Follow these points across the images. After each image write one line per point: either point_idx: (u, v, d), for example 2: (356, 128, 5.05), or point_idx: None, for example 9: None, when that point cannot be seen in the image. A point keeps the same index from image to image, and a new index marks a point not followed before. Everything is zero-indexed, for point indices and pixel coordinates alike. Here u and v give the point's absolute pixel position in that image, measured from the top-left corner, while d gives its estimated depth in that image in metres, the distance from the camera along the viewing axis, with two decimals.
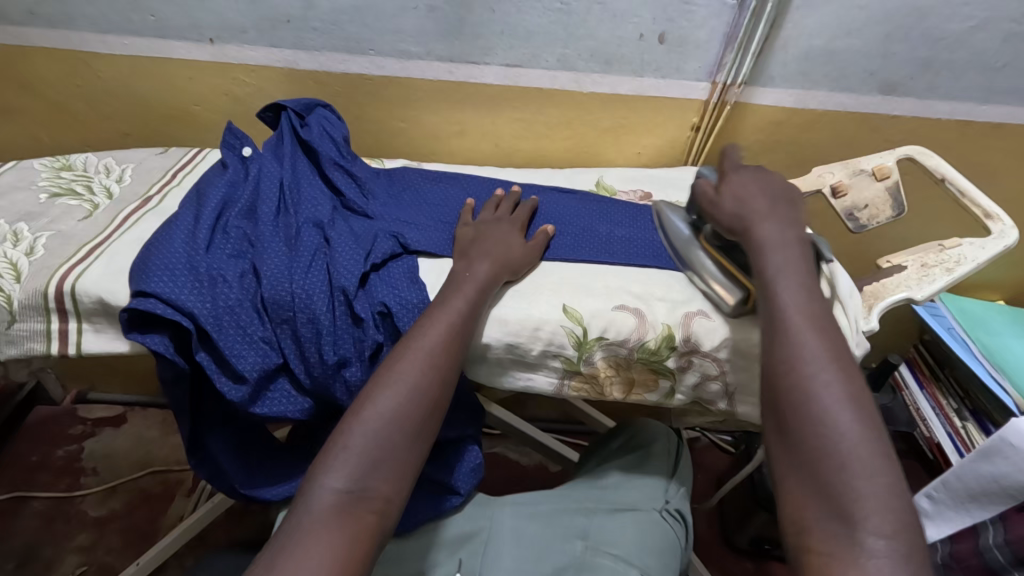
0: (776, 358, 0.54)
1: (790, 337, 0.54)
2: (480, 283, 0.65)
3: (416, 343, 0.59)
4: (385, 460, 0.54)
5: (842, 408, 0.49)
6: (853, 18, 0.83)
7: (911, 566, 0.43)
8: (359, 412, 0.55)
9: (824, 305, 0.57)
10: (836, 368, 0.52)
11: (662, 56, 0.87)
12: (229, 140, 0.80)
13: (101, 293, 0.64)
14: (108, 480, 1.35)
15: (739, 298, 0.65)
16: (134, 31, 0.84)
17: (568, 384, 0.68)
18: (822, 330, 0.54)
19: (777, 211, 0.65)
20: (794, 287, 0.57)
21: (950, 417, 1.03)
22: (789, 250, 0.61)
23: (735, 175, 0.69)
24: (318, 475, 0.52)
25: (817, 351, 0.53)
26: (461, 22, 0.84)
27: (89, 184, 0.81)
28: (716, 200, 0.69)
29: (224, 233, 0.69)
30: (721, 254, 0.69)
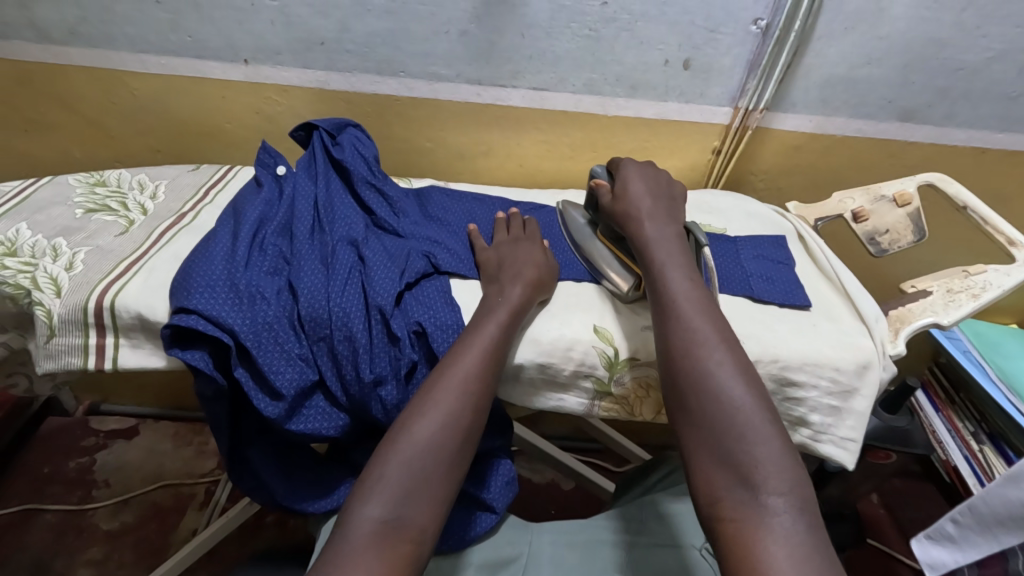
0: (668, 342, 0.58)
1: (679, 321, 0.58)
2: (513, 304, 0.66)
3: (454, 371, 0.59)
4: (421, 489, 0.53)
5: (736, 383, 0.53)
6: (876, 47, 0.84)
7: (806, 520, 0.46)
8: (394, 442, 0.55)
9: (708, 292, 0.62)
10: (724, 347, 0.56)
11: (686, 82, 0.89)
12: (264, 158, 0.82)
13: (140, 309, 0.65)
14: (120, 493, 1.34)
15: (631, 284, 0.71)
16: (171, 51, 0.86)
17: (599, 405, 0.69)
18: (709, 314, 0.59)
19: (656, 210, 0.71)
20: (681, 277, 0.62)
21: (967, 440, 1.02)
22: (671, 244, 0.66)
23: (623, 174, 0.74)
24: (357, 503, 0.52)
25: (705, 333, 0.57)
26: (491, 47, 0.86)
27: (123, 201, 0.82)
28: (614, 200, 0.73)
29: (260, 250, 0.70)
30: (615, 246, 0.75)
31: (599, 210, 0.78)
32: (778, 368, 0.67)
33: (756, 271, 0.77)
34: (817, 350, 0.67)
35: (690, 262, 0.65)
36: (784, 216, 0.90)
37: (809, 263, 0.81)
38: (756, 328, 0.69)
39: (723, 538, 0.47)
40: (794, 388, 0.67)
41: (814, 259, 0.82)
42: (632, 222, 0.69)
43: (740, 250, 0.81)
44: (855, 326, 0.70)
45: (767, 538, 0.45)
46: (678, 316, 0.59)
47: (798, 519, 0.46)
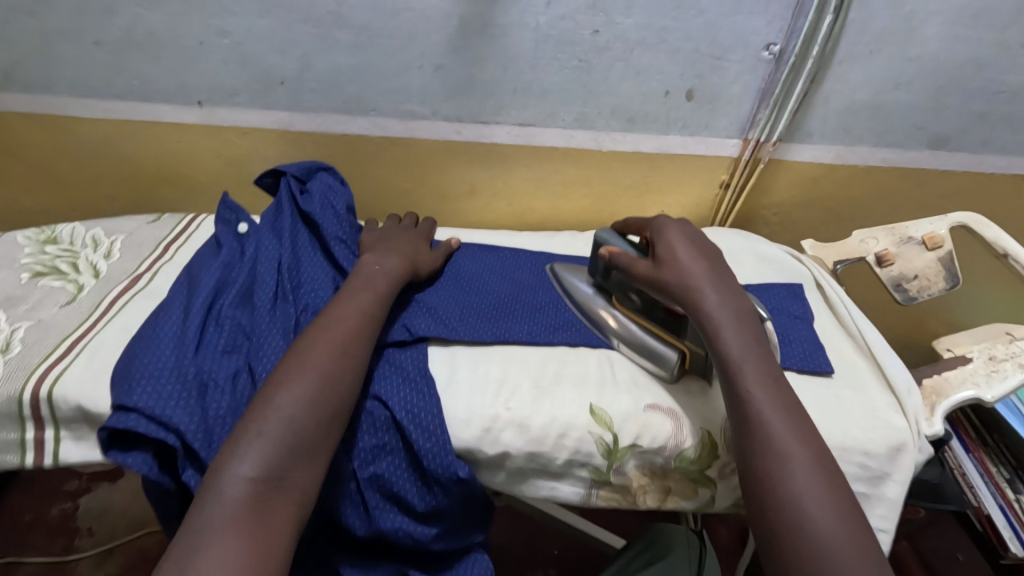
0: (757, 470, 0.48)
1: (770, 442, 0.49)
2: (390, 277, 0.67)
3: (327, 334, 0.57)
4: (295, 454, 0.50)
5: (836, 532, 0.44)
6: (903, 71, 0.76)
7: None
8: (263, 408, 0.52)
9: (795, 400, 0.52)
10: (821, 480, 0.47)
11: (690, 113, 0.81)
12: (224, 214, 0.75)
13: (80, 399, 0.58)
14: (106, 541, 1.20)
15: (675, 360, 0.63)
16: (118, 94, 0.81)
17: (597, 494, 0.61)
18: (806, 443, 0.49)
19: (716, 274, 0.59)
20: (760, 377, 0.52)
21: (1002, 487, 0.80)
22: (740, 324, 0.56)
23: (663, 235, 0.63)
24: (229, 463, 0.49)
25: (801, 460, 0.48)
26: (472, 81, 0.78)
27: (74, 261, 0.75)
28: (654, 266, 0.61)
29: (216, 325, 0.63)
30: (641, 316, 0.67)
31: (610, 272, 0.69)
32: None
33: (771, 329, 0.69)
34: (843, 431, 0.59)
35: (767, 354, 0.55)
36: (799, 259, 0.81)
37: (829, 315, 0.73)
38: None
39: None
40: None
41: (835, 314, 0.73)
42: (693, 294, 0.58)
43: None
44: (884, 398, 0.62)
45: None
46: (773, 441, 0.49)
47: None
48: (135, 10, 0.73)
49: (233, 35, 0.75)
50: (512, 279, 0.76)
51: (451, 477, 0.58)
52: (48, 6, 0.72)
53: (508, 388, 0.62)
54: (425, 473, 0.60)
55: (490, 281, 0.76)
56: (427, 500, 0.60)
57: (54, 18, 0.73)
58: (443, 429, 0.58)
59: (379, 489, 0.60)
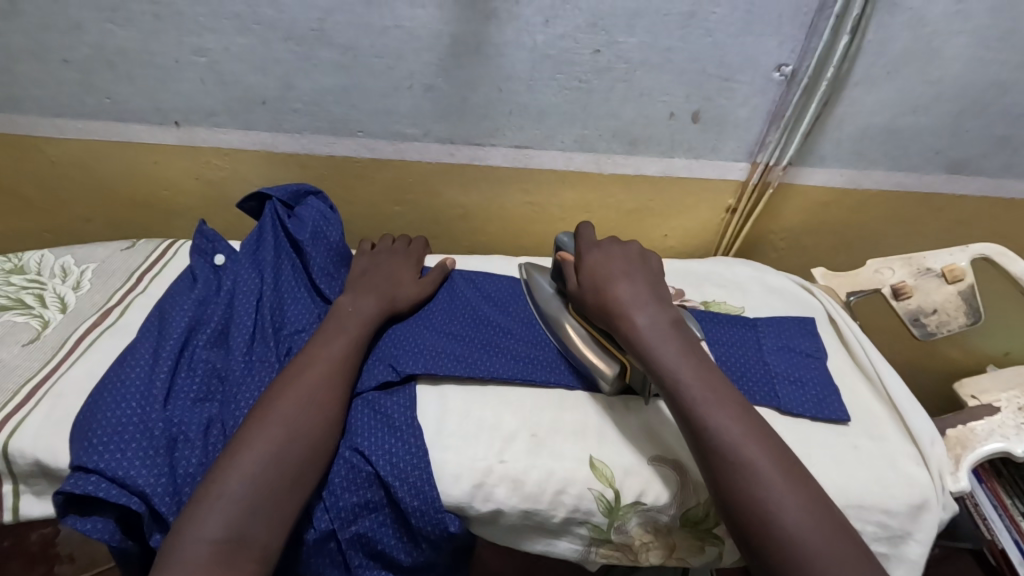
0: (722, 488, 0.46)
1: (728, 453, 0.47)
2: (367, 319, 0.64)
3: (300, 390, 0.55)
4: (258, 515, 0.48)
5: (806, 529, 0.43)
6: (919, 94, 0.72)
7: None
8: (222, 472, 0.49)
9: (739, 399, 0.50)
10: (785, 481, 0.45)
11: (695, 135, 0.77)
12: (200, 244, 0.70)
13: (40, 454, 0.54)
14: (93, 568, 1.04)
15: (615, 373, 0.60)
16: (90, 114, 0.76)
17: (596, 551, 0.57)
18: (759, 439, 0.48)
19: (640, 291, 0.58)
20: (701, 386, 0.50)
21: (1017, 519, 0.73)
22: (670, 338, 0.53)
23: (583, 256, 0.62)
24: (189, 527, 0.46)
25: (763, 464, 0.46)
26: (465, 102, 0.74)
27: (41, 293, 0.71)
28: (580, 288, 0.61)
29: (188, 369, 0.59)
30: (585, 322, 0.64)
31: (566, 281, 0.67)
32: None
33: (782, 371, 0.64)
34: (862, 486, 0.55)
35: (703, 360, 0.53)
36: (810, 290, 0.77)
37: (844, 355, 0.69)
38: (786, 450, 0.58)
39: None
40: None
41: (850, 353, 0.69)
42: (617, 317, 0.56)
43: (762, 340, 0.68)
44: (905, 448, 0.58)
45: None
46: (729, 452, 0.47)
47: None
48: (104, 27, 0.68)
49: (210, 53, 0.70)
50: (507, 310, 0.72)
51: (440, 532, 0.55)
52: (11, 23, 0.68)
53: (503, 438, 0.58)
54: (411, 530, 0.56)
55: (484, 313, 0.71)
56: (414, 555, 0.57)
57: (18, 35, 0.69)
58: (432, 485, 0.54)
59: (362, 547, 0.56)
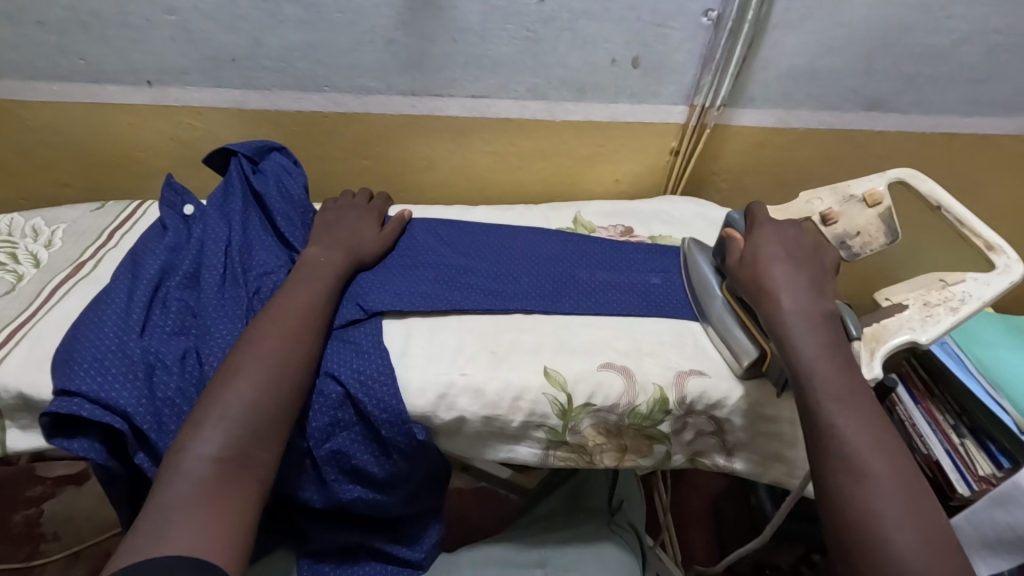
0: (832, 474, 0.50)
1: (850, 452, 0.50)
2: (336, 268, 0.67)
3: (282, 331, 0.58)
4: (259, 439, 0.52)
5: (905, 530, 0.46)
6: (837, 35, 0.78)
7: None
8: (219, 402, 0.53)
9: (876, 412, 0.52)
10: (903, 495, 0.48)
11: (638, 81, 0.82)
12: (169, 196, 0.73)
13: (22, 387, 0.57)
14: (71, 546, 1.14)
15: (753, 359, 0.61)
16: (62, 76, 0.79)
17: (553, 454, 0.62)
18: (879, 443, 0.50)
19: (802, 279, 0.61)
20: (839, 384, 0.53)
21: (947, 433, 0.89)
22: (816, 330, 0.56)
23: (760, 234, 0.65)
24: (190, 444, 0.50)
25: (884, 475, 0.48)
26: (422, 54, 0.78)
27: (13, 251, 0.73)
28: (742, 262, 0.64)
29: (163, 307, 0.62)
30: (740, 309, 0.64)
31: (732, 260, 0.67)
32: (725, 413, 0.62)
33: None
34: None
35: (844, 363, 0.55)
36: None
37: None
38: (718, 358, 0.65)
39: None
40: (765, 421, 0.62)
41: None
42: (766, 296, 0.60)
43: None
44: None
45: None
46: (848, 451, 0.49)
47: None
48: None
49: (180, 12, 0.73)
50: (465, 252, 0.76)
51: (409, 440, 0.59)
52: None
53: (464, 356, 0.63)
54: (381, 442, 0.60)
55: (443, 254, 0.75)
56: (385, 467, 0.61)
57: None
58: (398, 400, 0.58)
59: (338, 464, 0.61)
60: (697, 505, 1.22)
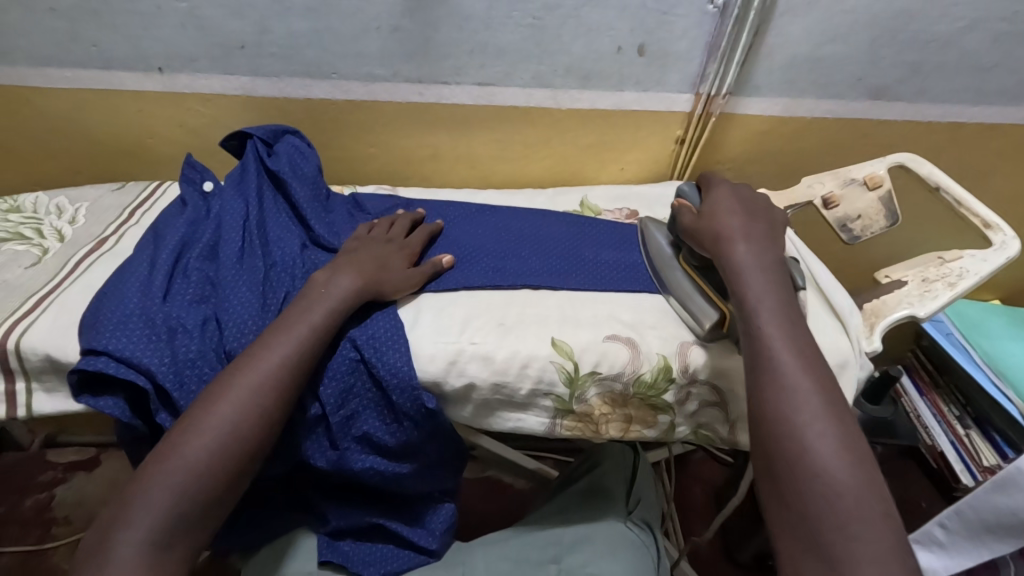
0: (765, 414, 0.50)
1: (780, 406, 0.50)
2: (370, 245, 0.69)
3: (262, 369, 0.54)
4: (198, 505, 0.49)
5: (837, 466, 0.46)
6: (838, 23, 0.80)
7: None
8: (162, 462, 0.49)
9: (810, 347, 0.53)
10: (834, 430, 0.48)
11: (642, 69, 0.84)
12: (189, 173, 0.76)
13: (49, 350, 0.59)
14: (83, 529, 1.20)
15: (714, 321, 0.62)
16: (75, 63, 0.81)
17: (561, 423, 0.64)
18: (812, 374, 0.51)
19: (754, 230, 0.62)
20: (786, 333, 0.53)
21: (952, 424, 0.96)
22: (765, 272, 0.57)
23: (714, 191, 0.66)
24: (183, 444, 0.50)
25: (812, 413, 0.49)
26: (428, 41, 0.80)
27: (39, 227, 0.76)
28: (696, 219, 0.65)
29: (183, 276, 0.64)
30: (698, 275, 0.66)
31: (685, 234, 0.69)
32: (728, 382, 0.63)
33: None
34: None
35: (787, 300, 0.56)
36: None
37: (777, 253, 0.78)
38: None
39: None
40: None
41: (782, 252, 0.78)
42: (720, 244, 0.61)
43: None
44: (830, 321, 0.66)
45: None
46: (782, 402, 0.50)
47: None
48: None
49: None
50: (476, 231, 0.78)
51: (419, 408, 0.60)
52: None
53: (471, 327, 0.64)
54: (392, 409, 0.61)
55: (455, 235, 0.77)
56: (396, 435, 0.61)
57: None
58: (411, 366, 0.60)
59: (350, 429, 0.61)
60: (701, 495, 1.23)
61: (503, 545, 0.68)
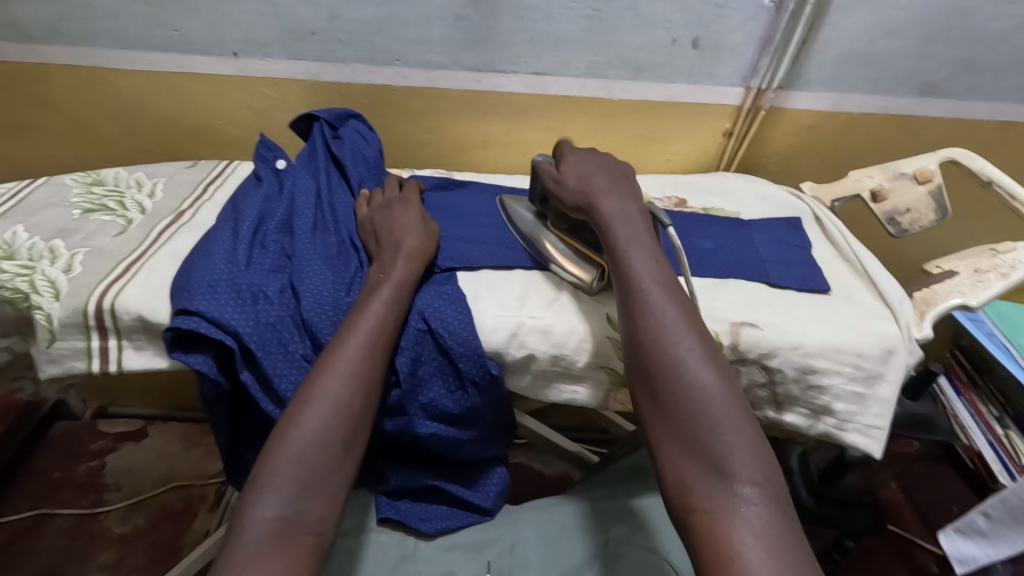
0: (640, 337, 0.54)
1: (651, 326, 0.54)
2: (415, 221, 0.71)
3: (352, 343, 0.57)
4: (323, 478, 0.51)
5: (704, 370, 0.51)
6: (892, 19, 0.82)
7: (779, 500, 0.45)
8: (286, 437, 0.52)
9: (671, 278, 0.58)
10: (700, 343, 0.53)
11: (695, 61, 0.86)
12: (263, 152, 0.80)
13: (141, 310, 0.63)
14: (132, 495, 1.25)
15: (596, 275, 0.67)
16: (156, 46, 0.86)
17: (615, 396, 0.67)
18: (677, 299, 0.56)
19: (616, 187, 0.67)
20: (651, 264, 0.59)
21: (991, 425, 0.94)
22: (632, 221, 0.63)
23: (572, 156, 0.71)
24: (299, 415, 0.53)
25: (680, 331, 0.54)
26: (489, 31, 0.84)
27: (121, 200, 0.80)
28: (560, 182, 0.69)
29: (261, 247, 0.68)
30: (569, 237, 0.71)
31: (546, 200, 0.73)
32: (776, 362, 0.65)
33: (772, 257, 0.76)
34: (838, 335, 0.65)
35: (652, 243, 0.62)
36: (798, 197, 0.88)
37: (827, 245, 0.79)
38: (774, 315, 0.67)
39: (699, 533, 0.45)
40: (816, 375, 0.65)
41: (834, 244, 0.79)
42: (589, 202, 0.65)
43: (754, 235, 0.79)
44: (881, 309, 0.68)
45: (741, 525, 0.43)
46: (658, 325, 0.54)
47: (773, 510, 0.44)
48: None
49: None
50: None
51: (484, 374, 0.63)
52: None
53: (530, 302, 0.67)
54: (457, 376, 0.64)
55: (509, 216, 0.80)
56: (461, 402, 0.65)
57: None
58: (476, 336, 0.63)
59: (418, 395, 0.65)
60: None
61: (552, 510, 0.71)
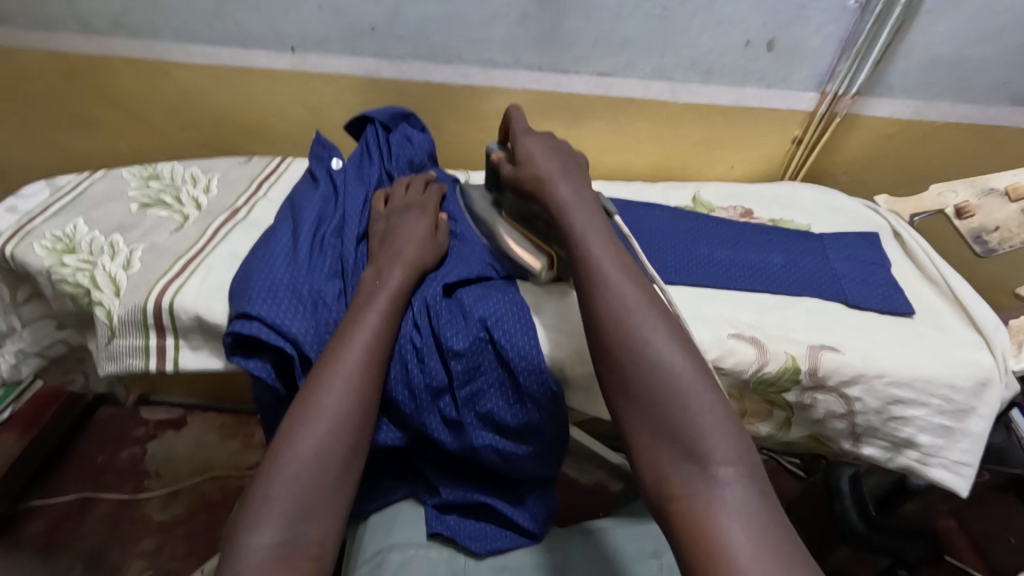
0: (602, 320, 0.51)
1: (612, 309, 0.51)
2: (419, 225, 0.68)
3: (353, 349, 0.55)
4: (322, 497, 0.48)
5: (670, 350, 0.48)
6: (988, 23, 0.76)
7: (757, 479, 0.43)
8: (284, 454, 0.49)
9: (628, 259, 0.55)
10: (665, 325, 0.50)
11: (769, 64, 0.82)
12: (319, 152, 0.79)
13: (199, 311, 0.62)
14: (171, 483, 1.26)
15: (543, 264, 0.66)
16: (216, 41, 0.86)
17: None
18: (636, 280, 0.53)
19: (569, 170, 0.63)
20: (609, 244, 0.55)
21: None
22: (589, 205, 0.59)
23: (523, 140, 0.67)
24: (297, 430, 0.50)
25: (641, 312, 0.50)
26: (554, 29, 0.81)
27: (177, 195, 0.80)
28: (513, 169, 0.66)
29: (320, 250, 0.67)
30: (521, 225, 0.69)
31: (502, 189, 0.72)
32: (857, 391, 0.61)
33: (849, 275, 0.71)
34: (928, 364, 0.61)
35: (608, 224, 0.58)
36: (875, 210, 0.83)
37: (909, 264, 0.75)
38: (856, 339, 0.63)
39: (678, 521, 0.42)
40: (900, 406, 0.61)
41: (917, 264, 0.75)
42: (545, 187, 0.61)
43: (827, 251, 0.75)
44: (972, 337, 0.64)
45: (723, 511, 0.40)
46: (620, 307, 0.50)
47: (751, 490, 0.42)
48: None
49: None
50: None
51: (545, 391, 0.61)
52: None
53: None
54: (517, 389, 0.61)
55: None
56: (519, 415, 0.62)
57: None
58: (538, 351, 0.60)
59: (473, 406, 0.62)
60: None
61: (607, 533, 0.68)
